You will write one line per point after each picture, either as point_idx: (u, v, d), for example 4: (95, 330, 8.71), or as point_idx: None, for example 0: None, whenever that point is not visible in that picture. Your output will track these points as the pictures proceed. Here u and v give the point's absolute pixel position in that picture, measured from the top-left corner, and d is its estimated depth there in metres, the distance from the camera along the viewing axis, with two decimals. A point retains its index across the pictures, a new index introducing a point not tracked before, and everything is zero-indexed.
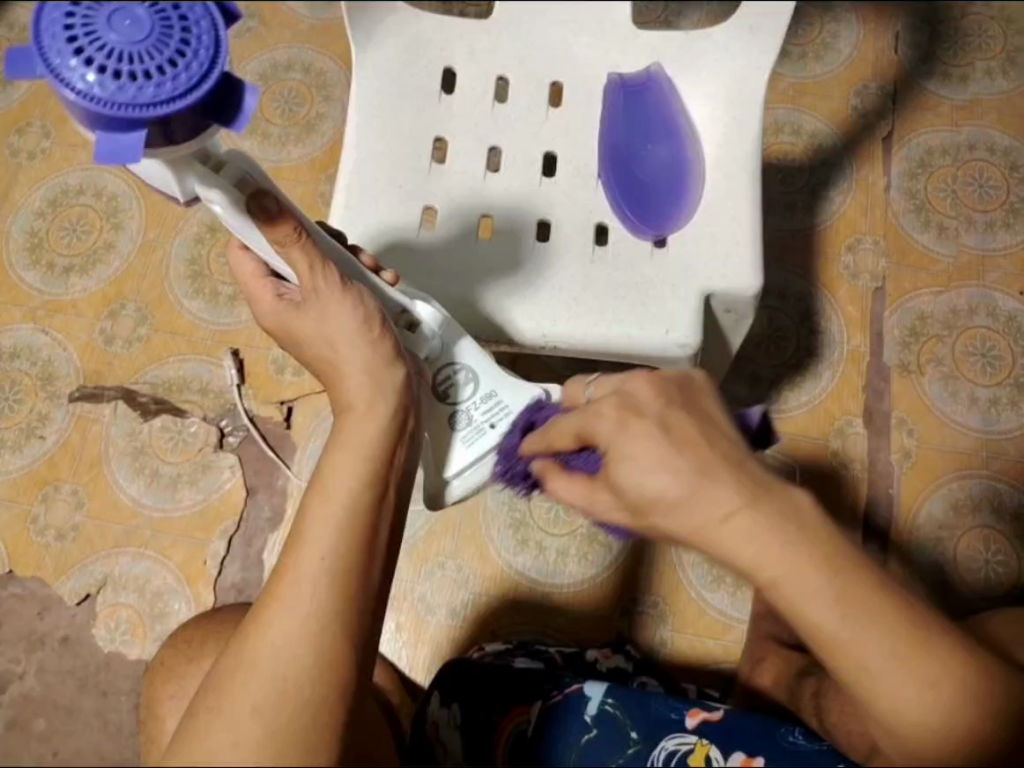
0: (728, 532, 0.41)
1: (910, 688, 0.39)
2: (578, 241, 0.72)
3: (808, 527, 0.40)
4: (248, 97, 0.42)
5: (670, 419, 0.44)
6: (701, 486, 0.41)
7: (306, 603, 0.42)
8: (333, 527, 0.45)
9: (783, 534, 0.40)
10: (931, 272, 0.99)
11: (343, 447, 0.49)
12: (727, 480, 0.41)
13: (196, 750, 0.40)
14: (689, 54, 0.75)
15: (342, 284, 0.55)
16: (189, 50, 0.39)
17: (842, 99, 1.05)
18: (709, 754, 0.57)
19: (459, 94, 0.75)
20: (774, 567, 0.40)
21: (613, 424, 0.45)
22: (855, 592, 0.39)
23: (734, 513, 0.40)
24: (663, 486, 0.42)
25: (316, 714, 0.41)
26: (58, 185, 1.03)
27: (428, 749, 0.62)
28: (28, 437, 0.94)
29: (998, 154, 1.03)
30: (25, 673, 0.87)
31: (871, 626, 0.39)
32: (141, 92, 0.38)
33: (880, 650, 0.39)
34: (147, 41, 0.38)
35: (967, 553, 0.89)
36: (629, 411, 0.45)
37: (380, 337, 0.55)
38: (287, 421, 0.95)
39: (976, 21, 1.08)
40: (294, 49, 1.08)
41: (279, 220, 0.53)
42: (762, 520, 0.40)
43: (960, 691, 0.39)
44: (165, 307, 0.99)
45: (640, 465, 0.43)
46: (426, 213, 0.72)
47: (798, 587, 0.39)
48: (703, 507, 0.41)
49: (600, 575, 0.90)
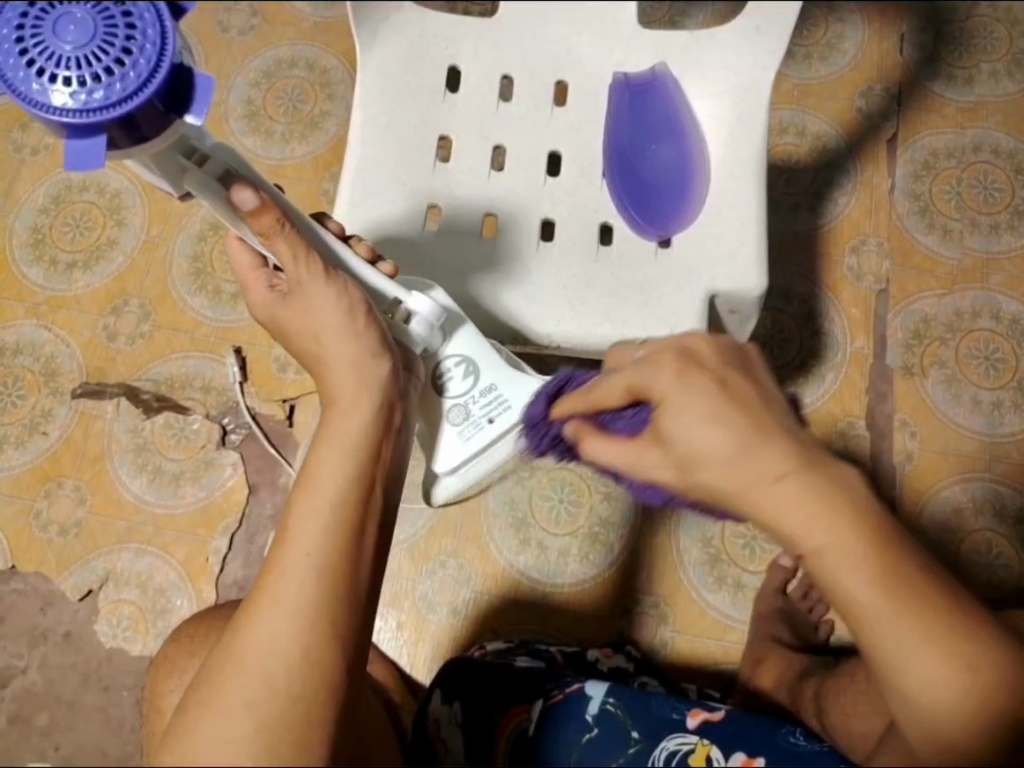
0: (777, 492, 0.40)
1: (945, 672, 0.40)
2: (581, 241, 0.72)
3: (860, 504, 0.40)
4: (202, 88, 0.42)
5: (726, 378, 0.43)
6: (754, 448, 0.41)
7: (295, 599, 0.42)
8: (318, 523, 0.45)
9: (832, 502, 0.40)
10: (935, 274, 0.98)
11: (330, 444, 0.49)
12: (778, 443, 0.41)
13: (185, 747, 0.39)
14: (694, 53, 0.74)
15: (326, 275, 0.55)
16: (134, 47, 0.40)
17: (847, 100, 1.05)
18: (710, 754, 0.57)
19: (463, 93, 0.75)
20: (820, 534, 0.40)
21: (671, 378, 0.44)
22: (897, 574, 0.39)
23: (783, 476, 0.40)
24: (716, 445, 0.41)
25: (306, 711, 0.41)
26: (62, 181, 1.03)
27: (428, 748, 0.62)
28: (31, 432, 0.94)
29: (1003, 156, 1.03)
30: (27, 668, 0.87)
31: (912, 609, 0.39)
32: (91, 97, 0.39)
33: (914, 625, 0.39)
34: (93, 45, 0.39)
35: (969, 555, 0.89)
36: (689, 365, 0.44)
37: (365, 330, 0.55)
38: (289, 419, 0.95)
39: (982, 22, 1.07)
40: (299, 47, 1.08)
41: (262, 212, 0.52)
42: (814, 483, 0.40)
43: (993, 678, 0.40)
44: (168, 304, 0.99)
45: (690, 420, 0.42)
46: (431, 211, 0.72)
47: (841, 555, 0.39)
48: (758, 462, 0.40)
49: (602, 573, 0.90)
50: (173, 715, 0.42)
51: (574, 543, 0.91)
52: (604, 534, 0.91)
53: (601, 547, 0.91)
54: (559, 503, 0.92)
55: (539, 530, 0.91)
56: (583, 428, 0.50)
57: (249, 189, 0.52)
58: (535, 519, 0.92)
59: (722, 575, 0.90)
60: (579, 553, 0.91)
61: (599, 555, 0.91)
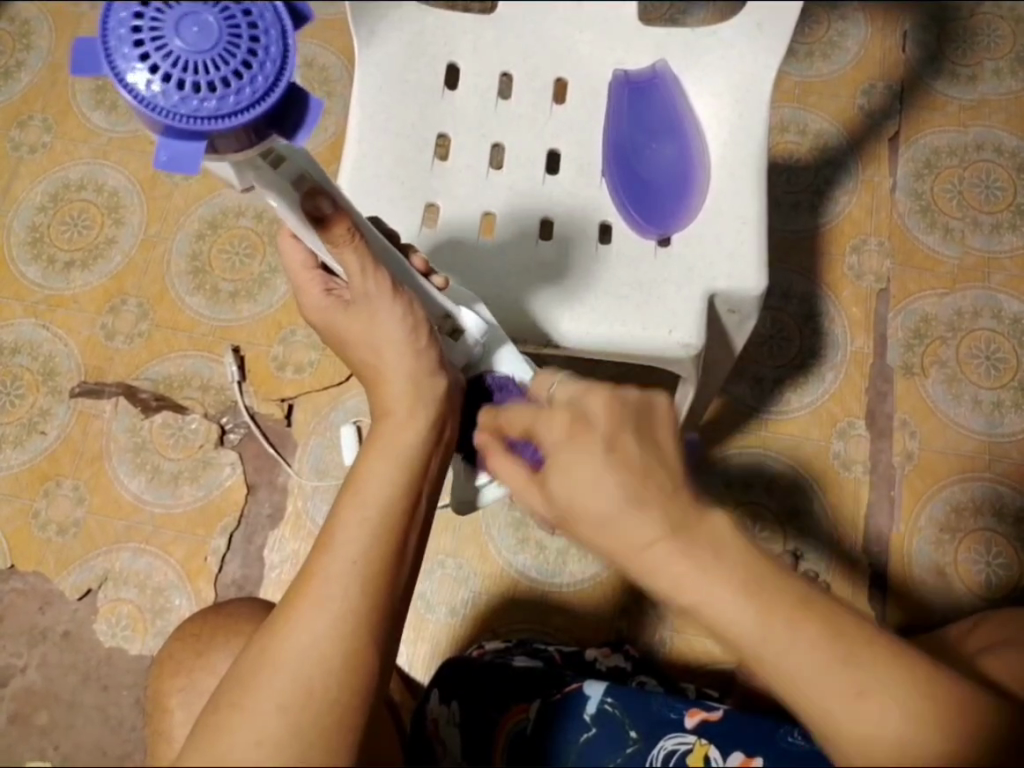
0: (650, 558, 0.38)
1: (841, 695, 0.37)
2: (583, 240, 0.71)
3: (729, 553, 0.38)
4: (313, 110, 0.40)
5: (618, 439, 0.39)
6: (630, 511, 0.38)
7: (337, 604, 0.43)
8: (366, 532, 0.45)
9: (703, 565, 0.37)
10: (935, 273, 0.98)
11: (380, 451, 0.50)
12: (653, 510, 0.38)
13: (217, 741, 0.39)
14: (694, 52, 0.73)
15: (392, 288, 0.54)
16: (256, 61, 0.38)
17: (848, 98, 1.04)
18: (708, 754, 0.57)
19: (461, 92, 0.74)
20: (693, 591, 0.37)
21: (560, 435, 0.41)
22: (769, 603, 0.37)
23: (656, 543, 0.38)
24: (596, 507, 0.38)
25: (338, 718, 0.41)
26: (60, 180, 1.03)
27: (426, 750, 0.60)
28: (30, 432, 0.94)
29: (1005, 155, 1.02)
30: (26, 667, 0.87)
31: (794, 640, 0.37)
32: (202, 105, 0.37)
33: (801, 657, 0.37)
34: (214, 50, 0.37)
35: (968, 557, 0.89)
36: (579, 423, 0.40)
37: (425, 347, 0.55)
38: (288, 419, 0.95)
39: (984, 20, 1.07)
40: (297, 45, 1.07)
41: (336, 222, 0.51)
42: (687, 549, 0.38)
43: (894, 702, 0.37)
44: (167, 303, 0.99)
45: (575, 480, 0.39)
46: (428, 211, 0.72)
47: (715, 606, 0.37)
48: (627, 532, 0.38)
49: (602, 574, 0.90)
50: (200, 716, 0.41)
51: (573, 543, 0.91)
52: None
53: None
54: None
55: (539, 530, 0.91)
56: (490, 444, 0.46)
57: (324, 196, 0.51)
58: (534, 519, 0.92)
59: None
60: (578, 553, 0.91)
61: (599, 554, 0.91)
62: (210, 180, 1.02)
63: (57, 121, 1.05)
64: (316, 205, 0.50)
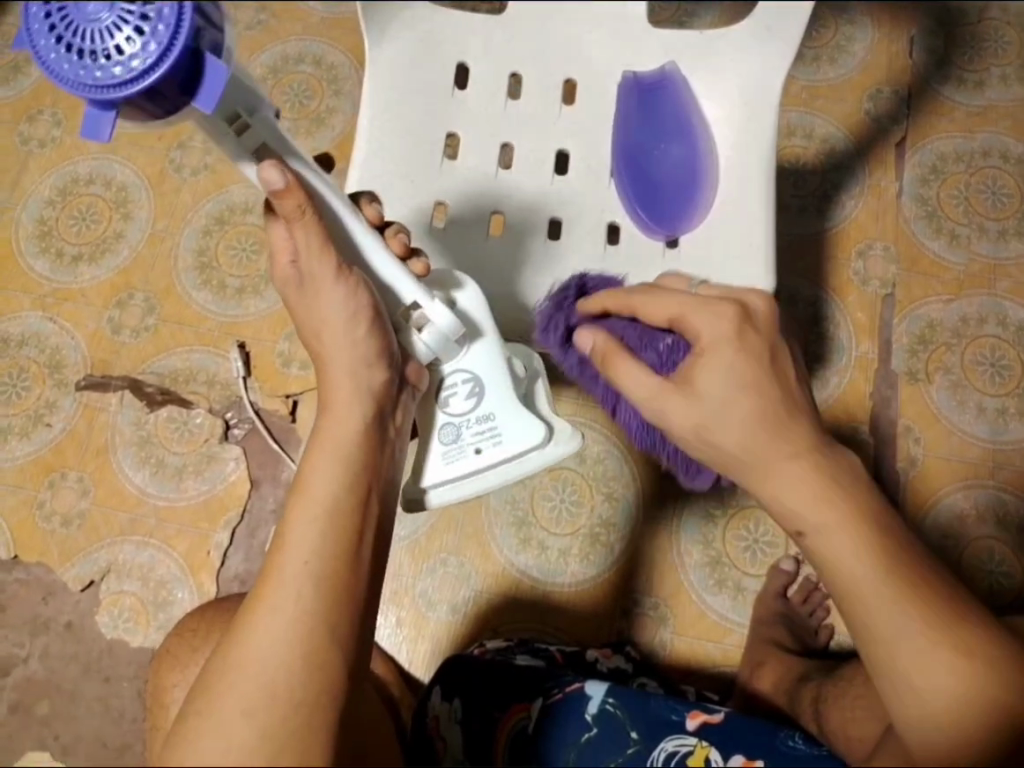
0: (785, 467, 0.50)
1: (913, 634, 0.46)
2: (589, 240, 0.72)
3: (848, 485, 0.49)
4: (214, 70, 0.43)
5: (769, 364, 0.52)
6: (775, 423, 0.50)
7: (293, 607, 0.43)
8: (316, 530, 0.46)
9: (826, 483, 0.49)
10: (941, 280, 0.98)
11: (327, 445, 0.51)
12: (791, 430, 0.50)
13: (186, 748, 0.40)
14: (703, 54, 0.73)
15: (337, 269, 0.53)
16: (149, 27, 0.40)
17: (855, 102, 1.04)
18: (708, 756, 0.56)
19: (472, 90, 0.74)
20: (809, 504, 0.49)
21: (718, 343, 0.52)
22: (870, 536, 0.48)
23: (794, 454, 0.50)
24: (741, 412, 0.51)
25: (306, 715, 0.41)
26: (69, 173, 1.04)
27: (429, 745, 0.62)
28: (35, 424, 0.95)
29: (1011, 162, 1.02)
30: (28, 657, 0.88)
31: (875, 573, 0.47)
32: (103, 75, 0.40)
33: (884, 588, 0.46)
34: (109, 17, 0.39)
35: (971, 563, 0.89)
36: (738, 338, 0.52)
37: (364, 335, 0.55)
38: (292, 415, 0.95)
39: (992, 26, 1.07)
40: (306, 42, 1.08)
41: (286, 194, 0.50)
42: (815, 464, 0.50)
43: (967, 660, 0.45)
44: (174, 297, 0.99)
45: (722, 388, 0.51)
46: (437, 208, 0.72)
47: (825, 520, 0.48)
48: (763, 438, 0.50)
49: (602, 574, 0.90)
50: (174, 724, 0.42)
51: (575, 543, 0.91)
52: (606, 534, 0.91)
53: (602, 547, 0.91)
54: (562, 503, 0.92)
55: (540, 530, 0.91)
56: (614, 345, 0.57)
57: (275, 167, 0.49)
58: (536, 519, 0.92)
59: (722, 577, 0.90)
60: (579, 553, 0.91)
61: (600, 555, 0.91)
62: (218, 176, 1.02)
63: (66, 116, 1.05)
64: (264, 174, 0.49)
